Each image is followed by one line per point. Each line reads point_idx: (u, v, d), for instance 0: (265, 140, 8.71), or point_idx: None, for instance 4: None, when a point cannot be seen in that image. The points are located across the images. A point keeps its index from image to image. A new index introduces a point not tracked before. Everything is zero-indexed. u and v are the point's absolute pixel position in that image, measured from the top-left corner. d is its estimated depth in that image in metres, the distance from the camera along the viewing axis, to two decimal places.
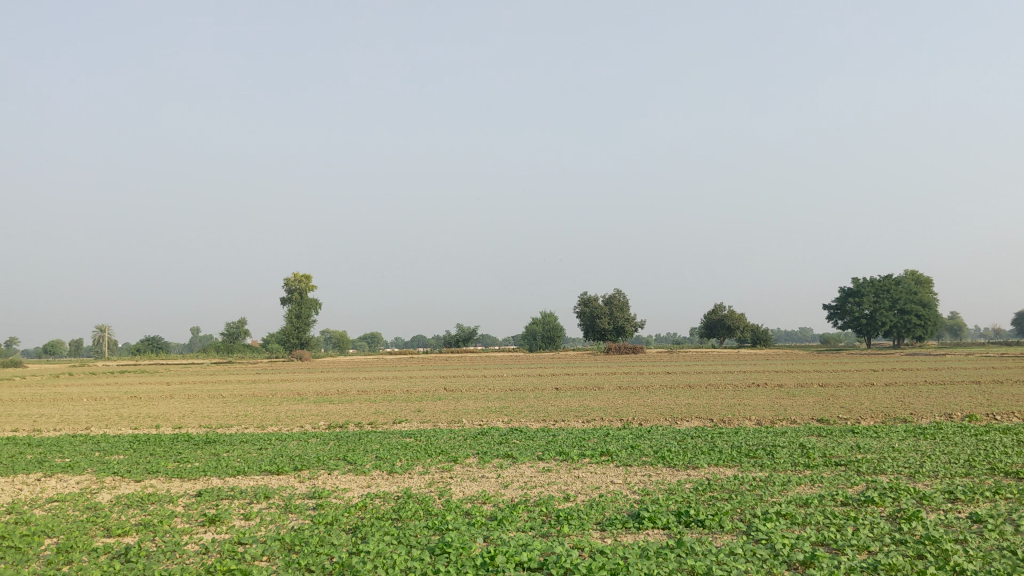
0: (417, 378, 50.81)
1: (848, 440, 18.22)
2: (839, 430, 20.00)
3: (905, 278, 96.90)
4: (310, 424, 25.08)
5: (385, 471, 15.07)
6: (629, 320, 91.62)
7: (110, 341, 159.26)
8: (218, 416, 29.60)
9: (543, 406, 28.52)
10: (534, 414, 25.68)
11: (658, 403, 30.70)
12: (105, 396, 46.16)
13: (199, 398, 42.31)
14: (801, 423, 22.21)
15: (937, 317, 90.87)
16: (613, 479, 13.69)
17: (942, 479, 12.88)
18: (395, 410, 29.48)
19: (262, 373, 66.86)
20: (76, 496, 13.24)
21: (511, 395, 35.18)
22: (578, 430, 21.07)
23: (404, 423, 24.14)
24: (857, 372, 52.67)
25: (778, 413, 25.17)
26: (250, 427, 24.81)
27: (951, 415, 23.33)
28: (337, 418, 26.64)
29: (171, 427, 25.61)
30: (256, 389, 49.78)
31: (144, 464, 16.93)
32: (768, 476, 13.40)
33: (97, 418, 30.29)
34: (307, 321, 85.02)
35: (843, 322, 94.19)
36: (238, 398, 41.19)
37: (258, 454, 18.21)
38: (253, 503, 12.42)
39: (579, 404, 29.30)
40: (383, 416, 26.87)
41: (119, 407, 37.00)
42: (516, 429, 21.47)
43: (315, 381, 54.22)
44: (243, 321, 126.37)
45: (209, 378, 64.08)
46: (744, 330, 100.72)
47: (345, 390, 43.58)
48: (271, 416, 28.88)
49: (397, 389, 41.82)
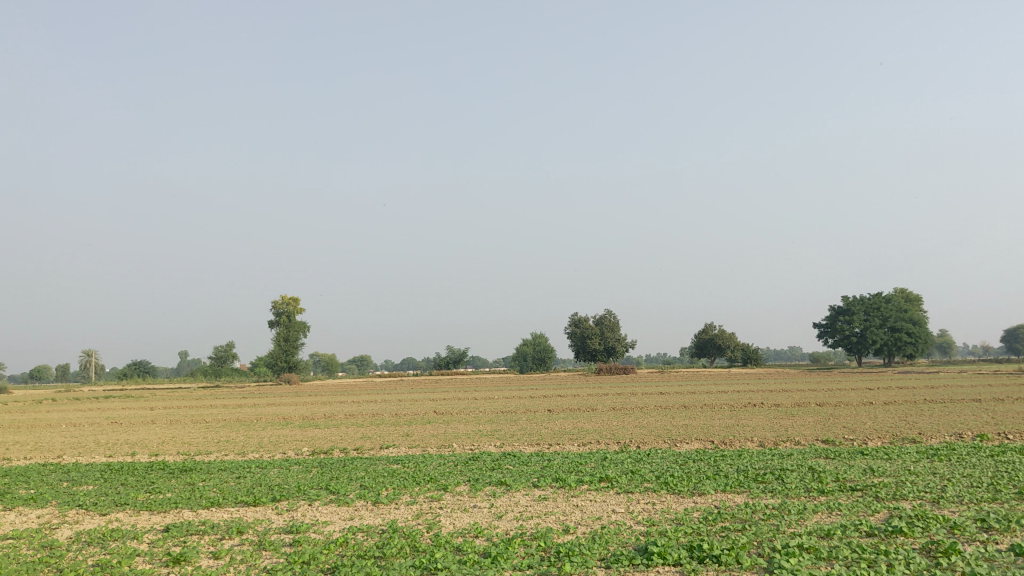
0: (407, 401, 49.71)
1: (859, 462, 17.34)
2: (848, 452, 19.11)
3: (895, 295, 96.42)
4: (294, 450, 24.02)
5: (370, 502, 14.05)
6: (622, 340, 90.82)
7: (97, 366, 157.63)
8: (200, 443, 28.44)
9: (535, 429, 27.48)
10: (527, 437, 24.63)
11: (654, 424, 29.65)
12: (87, 422, 44.89)
13: (182, 424, 41.05)
14: (807, 444, 21.31)
15: (927, 334, 90.40)
16: (614, 508, 12.71)
17: (967, 505, 11.99)
18: (382, 434, 28.36)
19: (248, 397, 65.61)
20: (34, 532, 12.18)
21: (503, 417, 34.17)
22: (574, 453, 20.12)
23: (391, 448, 23.07)
24: (852, 391, 51.68)
25: (780, 434, 24.19)
26: (230, 454, 23.69)
27: (963, 435, 22.47)
28: (322, 444, 25.55)
29: (149, 454, 24.51)
30: (241, 414, 48.65)
31: (112, 496, 15.86)
32: (781, 503, 12.46)
33: (72, 445, 29.10)
34: (295, 344, 83.96)
35: (834, 341, 93.48)
36: (221, 424, 40.07)
37: (235, 484, 17.15)
38: (224, 538, 11.42)
39: (573, 427, 28.22)
40: (370, 441, 25.82)
41: (97, 433, 35.77)
42: (508, 453, 20.47)
43: (303, 405, 53.07)
44: (231, 344, 124.80)
45: (194, 402, 62.84)
46: (736, 350, 99.81)
47: (333, 414, 42.45)
48: (254, 442, 27.79)
49: (386, 413, 40.72)
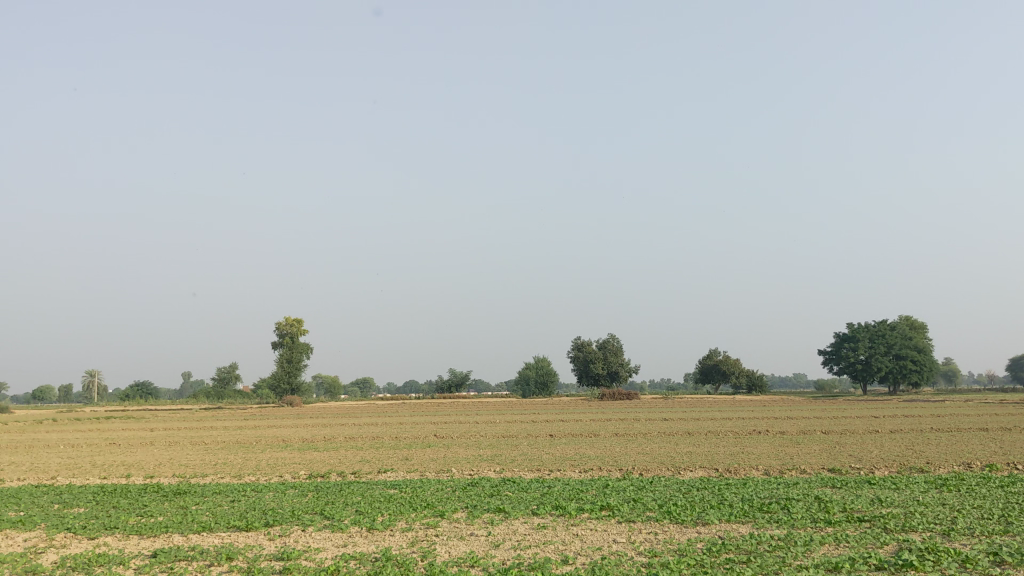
0: (408, 424, 49.32)
1: (866, 491, 16.97)
2: (854, 481, 18.70)
3: (900, 323, 95.95)
4: (290, 473, 23.65)
5: (364, 528, 13.71)
6: (625, 365, 90.38)
7: (100, 388, 157.48)
8: (197, 465, 28.08)
9: (536, 454, 27.08)
10: (528, 463, 24.24)
11: (658, 450, 29.23)
12: (86, 442, 44.52)
13: (180, 445, 40.66)
14: (812, 473, 20.92)
15: (933, 362, 89.83)
16: (615, 537, 12.37)
17: (978, 538, 11.64)
18: (381, 458, 27.97)
19: (249, 418, 65.22)
20: (18, 557, 11.88)
21: (504, 442, 33.80)
22: (575, 480, 19.76)
23: (390, 473, 22.68)
24: (857, 418, 51.17)
25: (785, 462, 23.76)
26: (226, 476, 23.33)
27: (972, 465, 22.11)
28: (320, 467, 25.18)
29: (144, 476, 24.16)
30: (241, 435, 48.24)
31: (102, 519, 15.53)
32: (787, 534, 12.10)
33: (67, 466, 28.73)
34: (298, 366, 83.75)
35: (839, 368, 92.88)
36: (221, 445, 39.66)
37: (228, 508, 16.81)
38: (212, 566, 11.08)
39: (575, 452, 27.84)
40: (368, 464, 25.45)
41: (94, 454, 35.37)
42: (508, 479, 20.10)
43: (303, 427, 52.67)
44: (234, 365, 124.33)
45: (195, 424, 62.44)
46: (740, 376, 99.15)
47: (332, 437, 42.08)
48: (252, 465, 27.43)
49: (387, 436, 40.33)
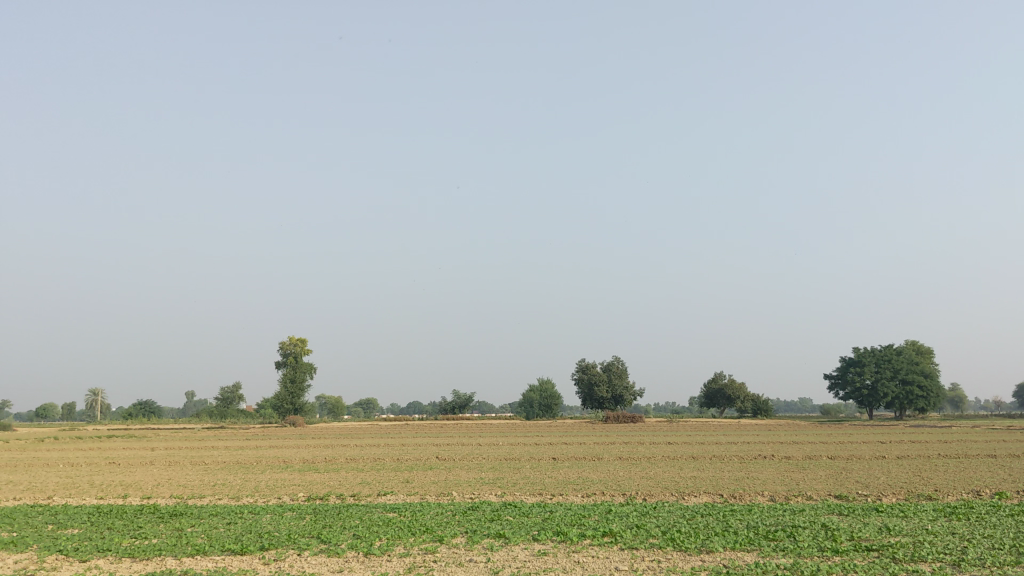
0: (410, 446, 48.93)
1: (873, 519, 16.65)
2: (862, 509, 18.35)
3: (906, 347, 95.42)
4: (289, 495, 23.34)
5: (361, 552, 13.45)
6: (629, 388, 89.91)
7: (103, 407, 157.11)
8: (195, 485, 27.78)
9: (538, 478, 26.72)
10: (530, 486, 23.91)
11: (662, 475, 28.85)
12: (86, 462, 44.16)
13: (180, 465, 40.32)
14: (819, 500, 20.58)
15: (939, 388, 89.19)
16: (616, 565, 12.10)
17: (990, 569, 11.35)
18: (382, 480, 27.63)
19: (251, 439, 64.80)
20: None
21: (506, 465, 33.41)
22: (578, 505, 19.43)
23: (390, 496, 22.35)
24: (863, 444, 50.65)
25: (791, 488, 23.39)
26: (224, 498, 23.02)
27: (980, 493, 21.76)
28: (319, 489, 24.87)
29: (142, 497, 23.86)
30: (243, 456, 47.89)
31: (96, 541, 15.27)
32: (793, 563, 11.84)
33: (65, 486, 28.44)
34: (301, 387, 83.44)
35: (844, 393, 92.23)
36: (221, 466, 39.32)
37: (224, 531, 16.53)
38: None
39: (578, 476, 27.49)
40: (368, 487, 25.14)
41: (93, 474, 35.06)
42: (510, 503, 19.79)
43: (305, 448, 52.29)
44: (237, 385, 123.99)
45: (196, 444, 62.03)
46: (745, 400, 98.50)
47: (333, 458, 41.75)
48: (251, 486, 27.13)
49: (388, 458, 39.99)
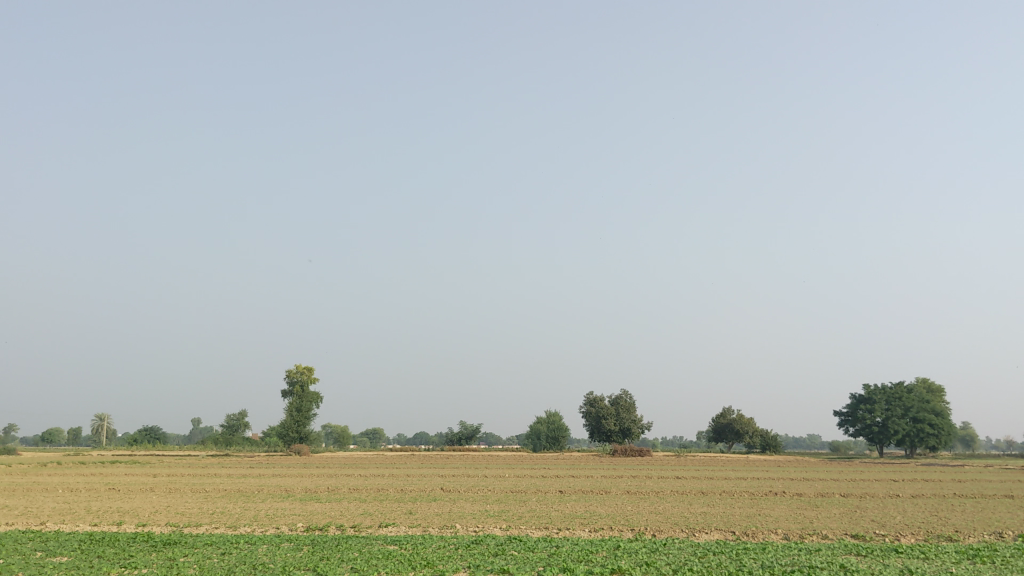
0: (415, 477, 48.07)
1: (893, 561, 15.93)
2: (881, 550, 17.63)
3: (917, 385, 94.13)
4: (287, 525, 22.77)
5: None
6: (638, 422, 88.81)
7: (109, 432, 156.81)
8: (192, 513, 27.16)
9: (544, 511, 26.03)
10: (536, 520, 23.25)
11: (671, 511, 28.03)
12: (85, 488, 43.55)
13: (181, 493, 39.71)
14: (835, 539, 19.92)
15: (951, 427, 87.88)
16: None
17: None
18: (384, 511, 27.01)
19: (254, 467, 64.00)
20: None
21: (511, 498, 32.67)
22: (585, 540, 18.78)
23: (391, 527, 21.72)
24: (877, 482, 49.47)
25: (806, 526, 22.66)
26: (221, 527, 22.49)
27: (1001, 534, 20.99)
28: (319, 519, 24.36)
29: (135, 524, 23.30)
30: (245, 484, 47.20)
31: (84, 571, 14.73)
32: None
33: (61, 512, 27.88)
34: (307, 415, 82.86)
35: (854, 430, 90.93)
36: (221, 493, 38.63)
37: (218, 561, 15.94)
38: None
39: (584, 510, 26.76)
40: (369, 518, 24.56)
41: (91, 499, 34.47)
42: (514, 537, 19.16)
43: (308, 477, 51.49)
44: (243, 412, 123.44)
45: (198, 471, 61.22)
46: (754, 436, 97.28)
47: (336, 488, 41.08)
48: (249, 515, 26.52)
49: (392, 489, 39.25)
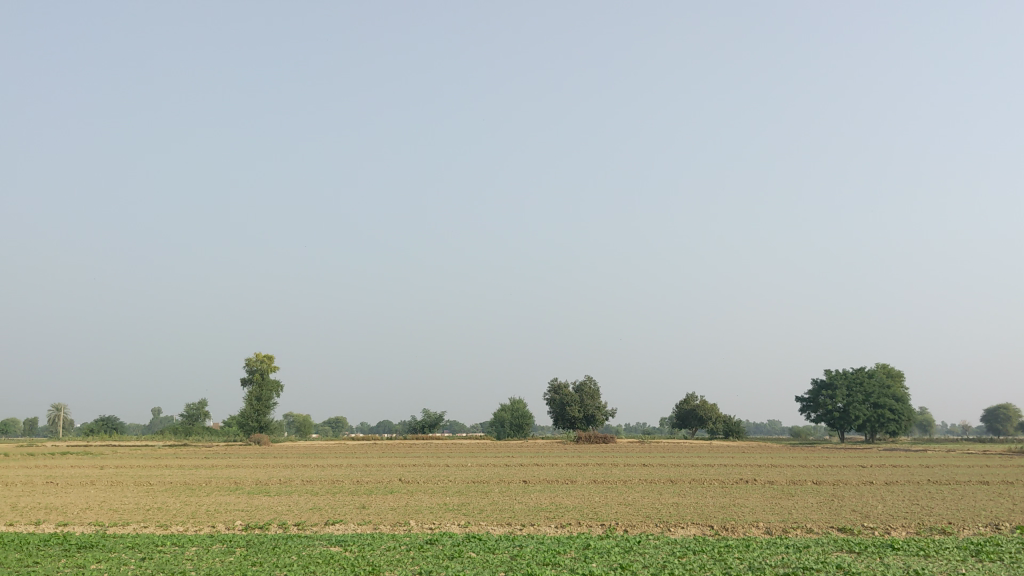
0: (374, 467, 46.00)
1: (891, 560, 14.32)
2: (874, 545, 16.10)
3: (877, 371, 93.52)
4: (224, 523, 20.74)
5: None
6: (601, 409, 87.57)
7: (66, 421, 152.47)
8: (126, 511, 25.00)
9: (507, 505, 24.20)
10: (496, 515, 21.41)
11: (641, 502, 26.39)
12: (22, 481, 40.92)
13: (125, 486, 37.40)
14: (821, 533, 18.52)
15: (911, 413, 87.70)
16: None
17: None
18: (334, 506, 25.10)
19: (209, 458, 61.25)
20: None
21: (472, 489, 30.82)
22: (552, 537, 17.11)
23: (339, 525, 19.83)
24: (846, 469, 47.97)
25: (788, 519, 21.10)
26: (152, 525, 20.47)
27: (997, 526, 19.63)
28: (263, 515, 22.43)
29: (54, 525, 21.07)
30: (195, 475, 44.77)
31: None
32: None
33: None
34: (267, 405, 80.41)
35: (816, 416, 90.22)
36: (167, 487, 36.40)
37: (133, 569, 13.94)
38: None
39: (550, 503, 25.07)
40: (316, 514, 22.56)
41: (26, 495, 32.16)
42: (473, 535, 17.42)
43: (262, 469, 49.07)
44: (203, 402, 120.05)
45: (148, 462, 58.37)
46: (717, 422, 96.50)
47: (288, 480, 39.01)
48: (186, 511, 24.40)
49: (349, 481, 37.37)
